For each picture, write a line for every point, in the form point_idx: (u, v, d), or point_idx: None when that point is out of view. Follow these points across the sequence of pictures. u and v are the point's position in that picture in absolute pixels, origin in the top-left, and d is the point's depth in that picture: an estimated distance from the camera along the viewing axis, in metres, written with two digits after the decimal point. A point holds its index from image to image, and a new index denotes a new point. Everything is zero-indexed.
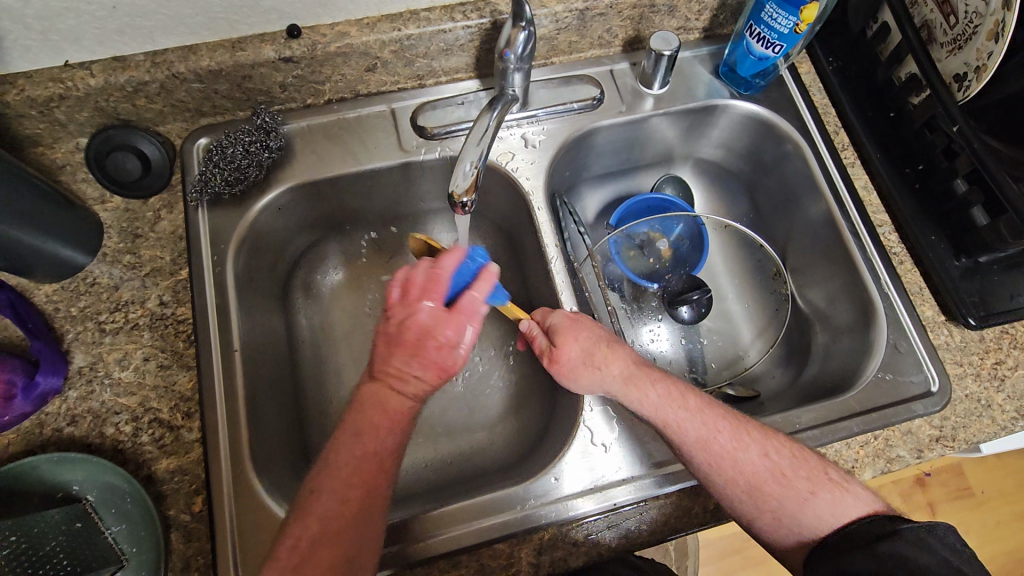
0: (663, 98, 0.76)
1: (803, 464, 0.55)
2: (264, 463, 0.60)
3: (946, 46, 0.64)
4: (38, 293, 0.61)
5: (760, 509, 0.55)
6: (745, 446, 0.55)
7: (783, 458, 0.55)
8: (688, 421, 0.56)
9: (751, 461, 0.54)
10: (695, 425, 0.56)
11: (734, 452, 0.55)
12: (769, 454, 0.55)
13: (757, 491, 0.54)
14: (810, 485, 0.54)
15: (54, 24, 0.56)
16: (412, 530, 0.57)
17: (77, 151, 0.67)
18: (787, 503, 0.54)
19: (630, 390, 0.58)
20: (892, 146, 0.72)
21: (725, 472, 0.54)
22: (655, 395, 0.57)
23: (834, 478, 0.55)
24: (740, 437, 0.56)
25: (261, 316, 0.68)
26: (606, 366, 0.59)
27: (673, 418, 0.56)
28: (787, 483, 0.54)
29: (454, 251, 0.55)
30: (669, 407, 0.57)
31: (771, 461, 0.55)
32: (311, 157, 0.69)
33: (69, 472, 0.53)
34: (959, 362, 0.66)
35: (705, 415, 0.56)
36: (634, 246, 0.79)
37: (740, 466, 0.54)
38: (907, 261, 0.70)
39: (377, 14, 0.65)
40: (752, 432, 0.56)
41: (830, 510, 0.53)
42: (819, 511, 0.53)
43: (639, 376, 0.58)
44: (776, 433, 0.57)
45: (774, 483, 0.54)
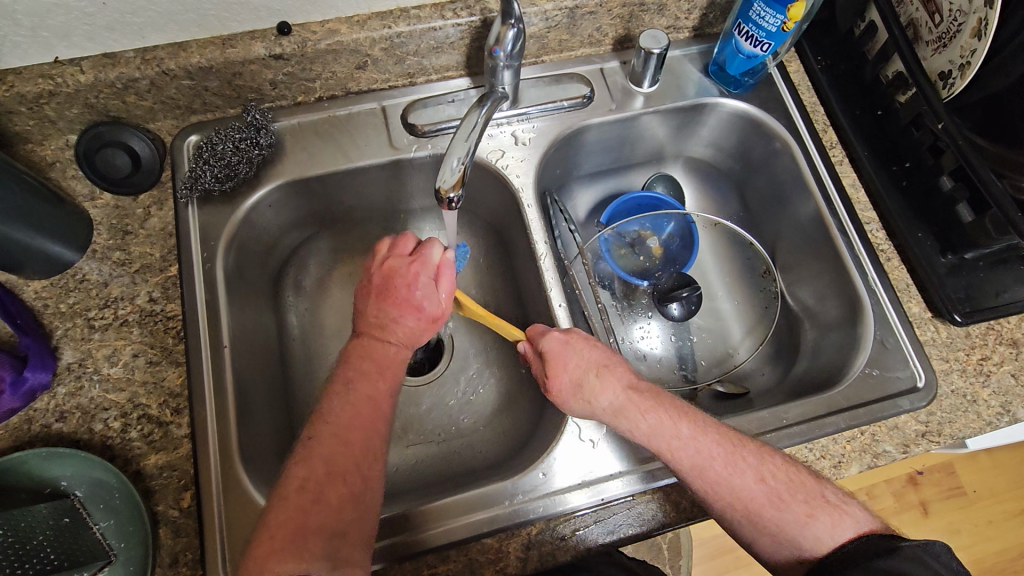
0: (653, 96, 0.76)
1: (800, 487, 0.55)
2: (254, 460, 0.60)
3: (931, 44, 0.64)
4: (27, 290, 0.61)
5: (756, 530, 0.55)
6: (739, 471, 0.54)
7: (779, 482, 0.54)
8: (682, 450, 0.55)
9: (746, 486, 0.54)
10: (689, 454, 0.55)
11: (730, 479, 0.54)
12: (764, 479, 0.54)
13: (753, 516, 0.54)
14: (807, 508, 0.53)
15: (43, 21, 0.56)
16: (401, 526, 0.57)
17: (67, 148, 0.67)
18: (785, 525, 0.53)
19: (621, 422, 0.57)
20: (880, 143, 0.73)
21: (720, 498, 0.54)
22: (646, 425, 0.56)
23: (832, 501, 0.54)
24: (736, 463, 0.55)
25: (252, 313, 0.69)
26: (595, 398, 0.58)
27: (666, 446, 0.56)
28: (784, 507, 0.54)
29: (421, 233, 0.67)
30: (660, 436, 0.56)
31: (767, 485, 0.54)
32: (302, 155, 0.69)
33: (57, 467, 0.53)
34: (945, 358, 0.66)
35: (698, 442, 0.55)
36: (625, 245, 0.80)
37: (735, 492, 0.54)
38: (894, 258, 0.70)
39: (367, 12, 0.65)
40: (748, 456, 0.55)
41: (829, 533, 0.53)
42: (818, 534, 0.53)
43: (630, 406, 0.57)
44: (772, 451, 0.57)
45: (771, 507, 0.54)
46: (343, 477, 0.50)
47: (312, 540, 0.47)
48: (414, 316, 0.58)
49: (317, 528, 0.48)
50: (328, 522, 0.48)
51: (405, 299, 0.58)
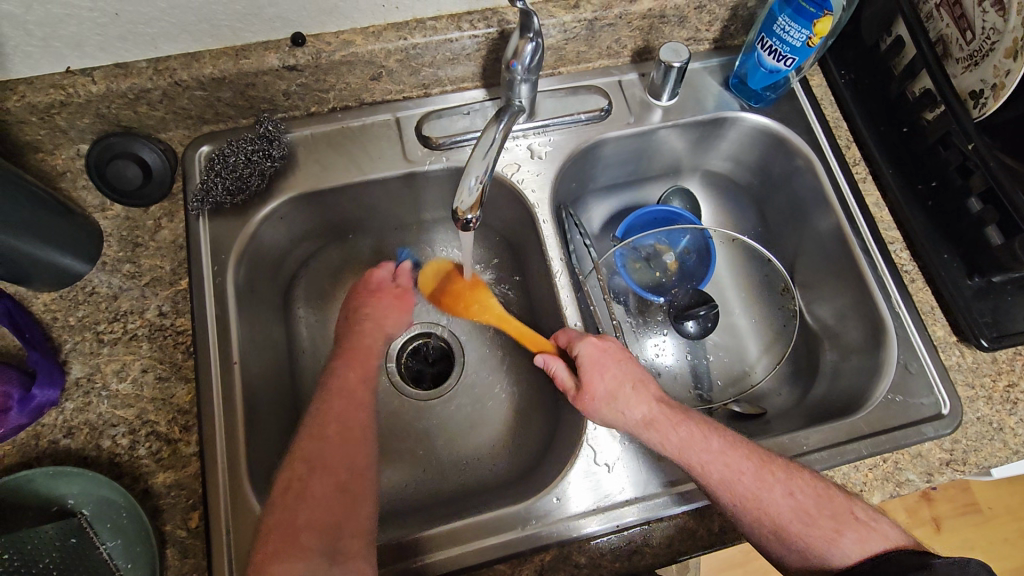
0: (671, 110, 0.75)
1: (828, 502, 0.54)
2: (265, 479, 0.59)
3: (962, 61, 0.63)
4: (37, 301, 0.61)
5: (783, 545, 0.54)
6: (769, 486, 0.54)
7: (809, 498, 0.54)
8: (712, 464, 0.55)
9: (776, 500, 0.53)
10: (720, 468, 0.54)
11: (760, 495, 0.53)
12: (794, 493, 0.54)
13: (782, 532, 0.54)
14: (836, 524, 0.53)
15: (55, 30, 0.55)
16: (411, 550, 0.56)
17: (78, 157, 0.66)
18: (812, 541, 0.53)
19: (651, 435, 0.57)
20: (906, 161, 0.71)
21: (748, 513, 0.54)
22: (677, 439, 0.56)
23: (860, 518, 0.54)
24: (766, 479, 0.54)
25: (263, 327, 0.68)
26: (628, 409, 0.58)
27: (697, 460, 0.55)
28: (809, 521, 0.53)
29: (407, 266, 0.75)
30: (692, 449, 0.56)
31: (795, 499, 0.53)
32: (315, 166, 0.68)
33: (64, 485, 0.52)
34: (970, 384, 0.64)
35: (729, 456, 0.55)
36: (640, 258, 0.78)
37: (766, 508, 0.53)
38: (918, 279, 0.69)
39: (383, 23, 0.64)
40: (776, 471, 0.55)
41: (856, 548, 0.52)
42: (845, 550, 0.52)
43: (661, 420, 0.58)
44: (800, 470, 0.55)
45: (799, 521, 0.53)
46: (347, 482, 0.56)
47: (304, 537, 0.51)
48: (378, 297, 0.71)
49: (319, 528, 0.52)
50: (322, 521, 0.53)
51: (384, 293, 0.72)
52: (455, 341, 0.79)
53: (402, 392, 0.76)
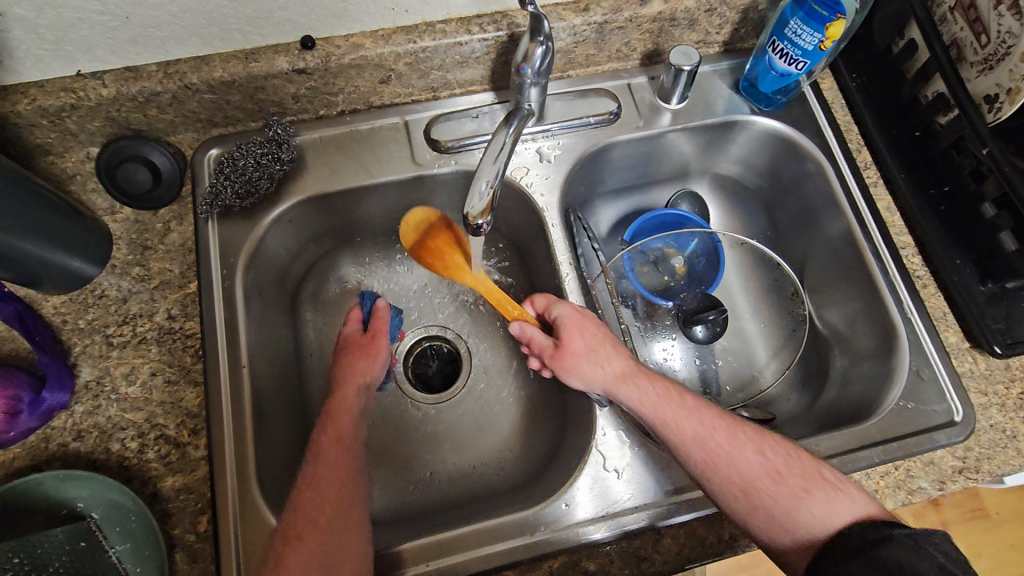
0: (680, 113, 0.74)
1: (798, 463, 0.54)
2: (273, 483, 0.59)
3: (977, 65, 0.62)
4: (47, 304, 0.61)
5: (755, 509, 0.53)
6: (739, 443, 0.55)
7: (778, 456, 0.54)
8: (687, 422, 0.56)
9: (746, 457, 0.54)
10: (692, 424, 0.56)
11: (730, 451, 0.54)
12: (763, 451, 0.54)
13: (753, 492, 0.53)
14: (805, 483, 0.53)
15: (66, 34, 0.55)
16: (420, 555, 0.56)
17: (88, 160, 0.66)
18: (782, 501, 0.52)
19: (627, 392, 0.58)
20: (919, 165, 0.70)
21: (719, 472, 0.54)
22: (652, 395, 0.58)
23: (831, 479, 0.53)
24: (736, 436, 0.55)
25: (271, 330, 0.68)
26: (604, 364, 0.59)
27: (671, 416, 0.56)
28: (780, 481, 0.53)
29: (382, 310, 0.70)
30: (665, 404, 0.57)
31: (764, 458, 0.54)
32: (324, 170, 0.68)
33: (74, 489, 0.52)
34: (983, 391, 0.64)
35: (701, 413, 0.56)
36: (648, 262, 0.78)
37: (736, 463, 0.54)
38: (930, 284, 0.68)
39: (392, 26, 0.64)
40: (746, 430, 0.56)
41: (826, 509, 0.51)
42: (815, 509, 0.52)
43: (636, 376, 0.59)
44: (771, 436, 0.56)
45: (769, 480, 0.53)
46: (353, 495, 0.55)
47: (310, 547, 0.50)
48: (348, 352, 0.66)
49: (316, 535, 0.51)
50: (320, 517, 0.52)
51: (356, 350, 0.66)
52: (463, 344, 0.78)
53: (409, 395, 0.75)
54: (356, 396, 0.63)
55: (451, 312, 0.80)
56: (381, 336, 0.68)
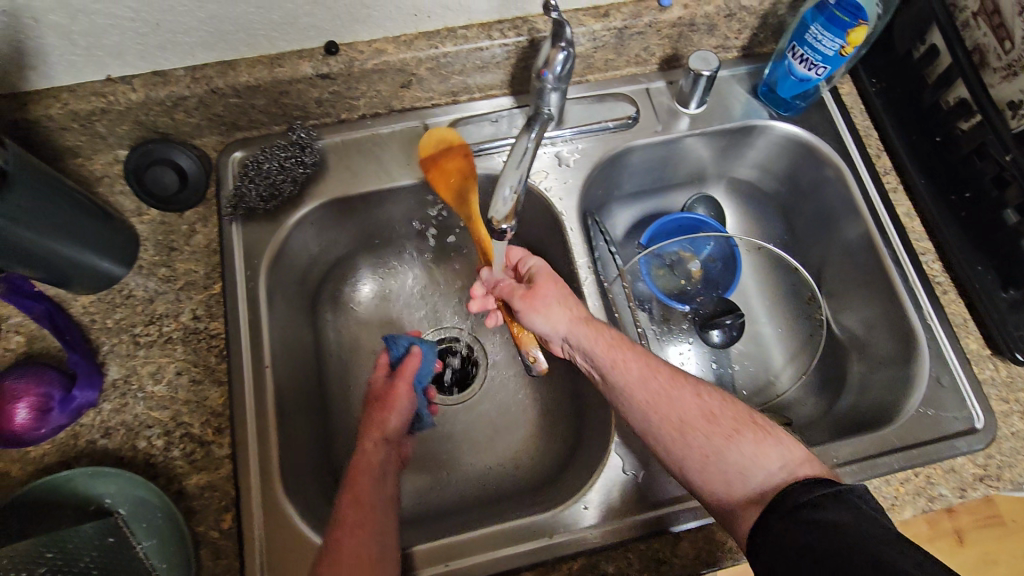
0: (698, 118, 0.74)
1: (733, 409, 0.55)
2: (296, 482, 0.60)
3: (999, 71, 0.62)
4: (75, 304, 0.62)
5: (687, 448, 0.53)
6: (679, 386, 0.55)
7: (715, 400, 0.55)
8: (631, 362, 0.57)
9: (685, 399, 0.54)
10: (638, 365, 0.57)
11: (670, 392, 0.55)
12: (701, 394, 0.55)
13: (687, 431, 0.53)
14: (735, 426, 0.53)
15: (98, 40, 0.56)
16: (440, 555, 0.57)
17: (115, 163, 0.67)
18: (712, 442, 0.52)
19: (579, 333, 0.59)
20: (939, 171, 0.70)
21: (657, 411, 0.54)
22: (604, 337, 0.58)
23: (764, 425, 0.53)
24: (677, 381, 0.56)
25: (292, 330, 0.69)
26: (563, 305, 0.61)
27: (618, 357, 0.57)
28: (717, 422, 0.53)
29: (412, 356, 0.65)
30: (615, 346, 0.58)
31: (703, 400, 0.55)
32: (345, 173, 0.69)
33: (102, 485, 0.53)
34: (1004, 399, 0.64)
35: (646, 358, 0.57)
36: (663, 265, 0.78)
37: (672, 403, 0.54)
38: (951, 291, 0.68)
39: (414, 31, 0.64)
40: (688, 377, 0.57)
41: (753, 449, 0.51)
42: (743, 450, 0.51)
43: (588, 320, 0.60)
44: (711, 385, 0.57)
45: (704, 421, 0.53)
46: (383, 495, 0.55)
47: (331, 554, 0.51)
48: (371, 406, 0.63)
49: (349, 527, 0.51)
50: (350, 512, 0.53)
51: (381, 402, 0.63)
52: (479, 346, 0.79)
53: None
54: (374, 449, 0.59)
55: (467, 314, 0.80)
56: (405, 384, 0.63)
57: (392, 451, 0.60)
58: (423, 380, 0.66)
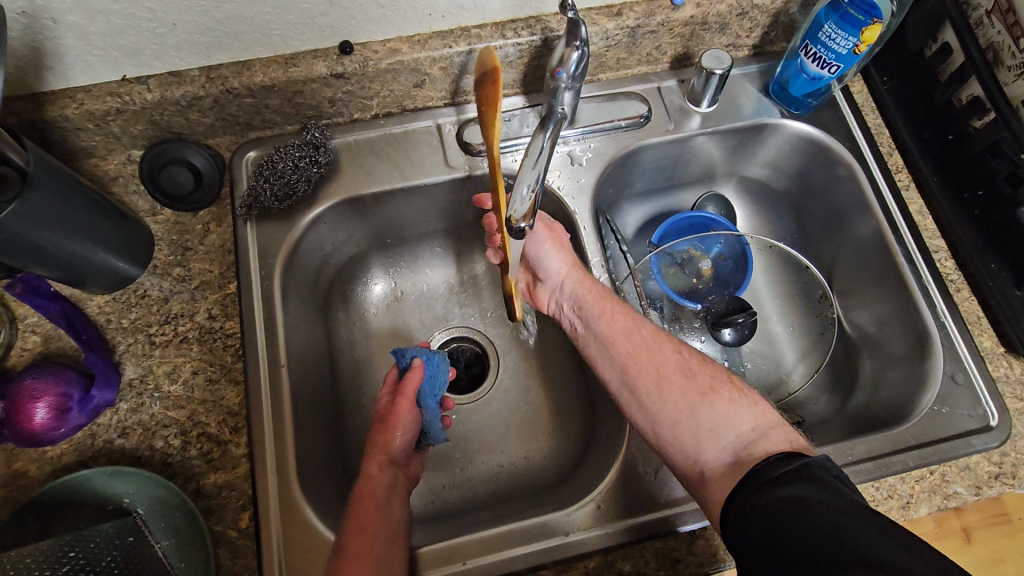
0: (710, 116, 0.74)
1: (712, 369, 0.60)
2: (312, 482, 0.60)
3: (1014, 69, 0.62)
4: (91, 304, 0.62)
5: (663, 396, 0.58)
6: (662, 344, 0.61)
7: (695, 359, 0.60)
8: (617, 316, 0.63)
9: (665, 353, 0.60)
10: (623, 318, 0.63)
11: (652, 345, 0.61)
12: (681, 352, 0.61)
13: (665, 380, 0.58)
14: (713, 385, 0.58)
15: (115, 40, 0.56)
16: (457, 553, 0.57)
17: (130, 163, 0.68)
18: (688, 393, 0.57)
19: (571, 285, 0.65)
20: (950, 170, 0.70)
21: (637, 359, 0.60)
22: (594, 290, 0.64)
23: (741, 389, 0.58)
24: (660, 339, 0.62)
25: (307, 329, 0.69)
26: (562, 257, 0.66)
27: (606, 309, 0.63)
28: (694, 376, 0.58)
29: (414, 375, 0.63)
30: (603, 299, 0.64)
31: (682, 357, 0.60)
32: (358, 172, 0.69)
33: (120, 485, 0.53)
34: (1019, 397, 0.64)
35: (634, 316, 0.64)
36: (674, 264, 0.78)
37: (653, 355, 0.60)
38: (964, 289, 0.68)
39: (428, 31, 0.65)
40: (671, 338, 0.62)
41: (726, 405, 0.56)
42: (716, 406, 0.56)
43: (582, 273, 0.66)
44: (691, 348, 0.62)
45: (683, 375, 0.59)
46: (393, 522, 0.55)
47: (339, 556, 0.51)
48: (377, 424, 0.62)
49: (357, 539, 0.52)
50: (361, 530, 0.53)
51: (386, 421, 0.61)
52: (491, 346, 0.79)
53: None
54: (380, 473, 0.58)
55: (479, 313, 0.80)
56: (403, 403, 0.62)
57: (399, 472, 0.60)
58: (434, 392, 0.65)
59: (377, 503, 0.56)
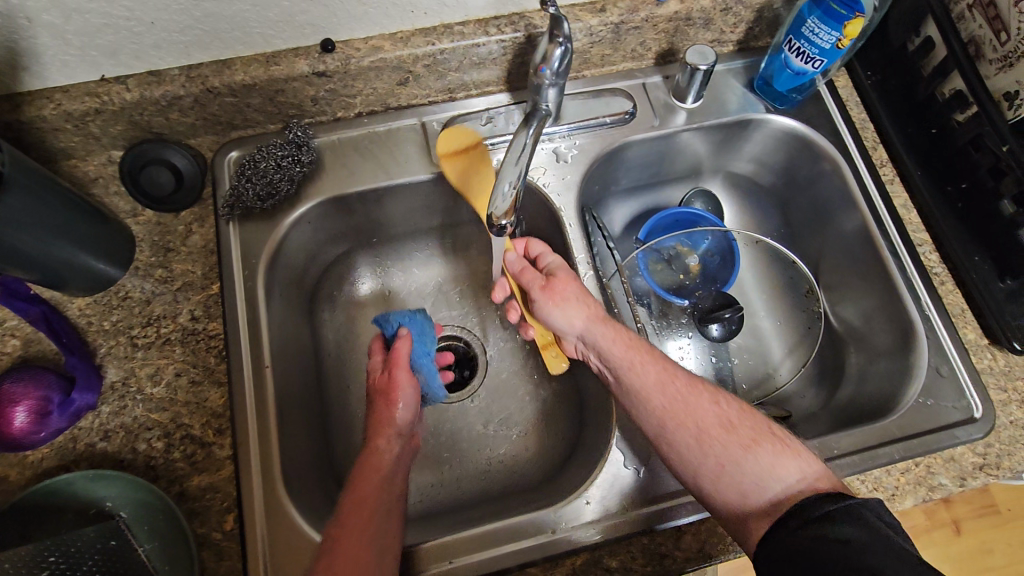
0: (695, 112, 0.74)
1: (751, 417, 0.54)
2: (298, 483, 0.60)
3: (995, 63, 0.63)
4: (71, 307, 0.62)
5: (704, 455, 0.53)
6: (698, 393, 0.55)
7: (733, 408, 0.55)
8: (647, 366, 0.57)
9: (702, 406, 0.54)
10: (655, 370, 0.56)
11: (688, 398, 0.55)
12: (719, 401, 0.55)
13: (705, 438, 0.53)
14: (754, 435, 0.53)
15: (92, 40, 0.56)
16: (447, 553, 0.57)
17: (110, 164, 0.67)
18: (731, 449, 0.52)
19: (592, 335, 0.59)
20: (934, 163, 0.71)
21: (674, 414, 0.54)
22: (620, 338, 0.58)
23: (782, 436, 0.53)
24: (696, 387, 0.56)
25: (291, 329, 0.68)
26: (584, 303, 0.60)
27: (635, 359, 0.57)
28: (736, 431, 0.53)
29: (403, 341, 0.64)
30: (632, 348, 0.58)
31: (721, 409, 0.54)
32: (342, 171, 0.69)
33: (103, 488, 0.53)
34: (1003, 388, 0.64)
35: (665, 362, 0.57)
36: (661, 260, 0.79)
37: (690, 410, 0.54)
38: (949, 281, 0.69)
39: (411, 28, 0.64)
40: (705, 385, 0.56)
41: (771, 460, 0.51)
42: (761, 460, 0.51)
43: (603, 321, 0.59)
44: (728, 393, 0.56)
45: (721, 429, 0.53)
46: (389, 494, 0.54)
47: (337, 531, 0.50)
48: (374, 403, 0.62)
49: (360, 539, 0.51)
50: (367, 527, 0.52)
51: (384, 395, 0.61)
52: (478, 344, 0.79)
53: None
54: (386, 447, 0.58)
55: (466, 311, 0.80)
56: (399, 370, 0.62)
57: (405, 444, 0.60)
58: (427, 348, 0.66)
59: (378, 479, 0.55)
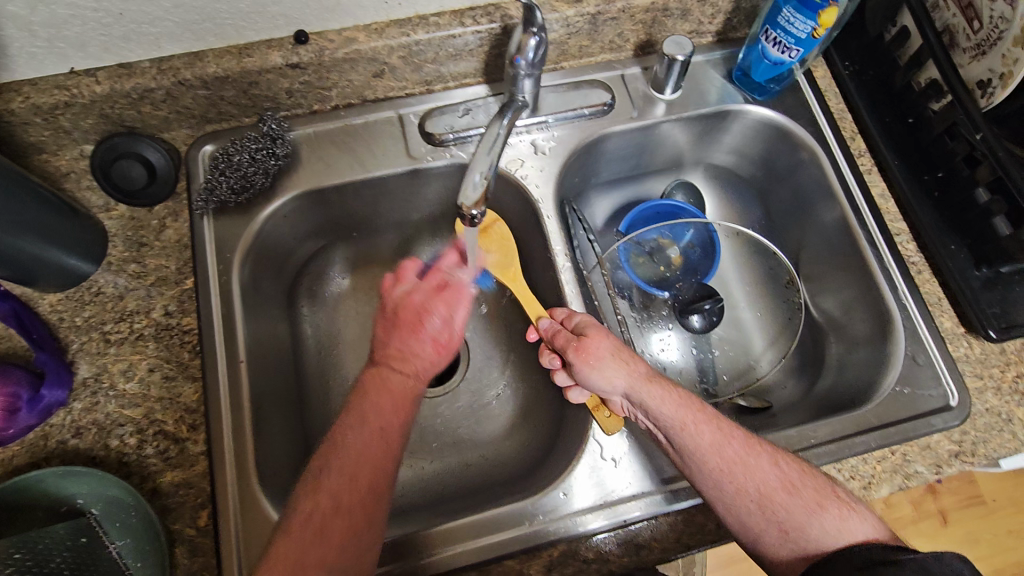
0: (674, 104, 0.74)
1: (810, 477, 0.54)
2: (273, 479, 0.59)
3: (969, 51, 0.63)
4: (42, 303, 0.61)
5: (765, 519, 0.52)
6: (756, 453, 0.54)
7: (793, 470, 0.54)
8: (702, 428, 0.55)
9: (761, 468, 0.53)
10: (710, 430, 0.55)
11: (748, 460, 0.53)
12: (778, 462, 0.54)
13: (766, 502, 0.52)
14: (817, 497, 0.52)
15: (60, 31, 0.55)
16: (427, 546, 0.56)
17: (82, 158, 0.66)
18: (793, 512, 0.52)
19: (641, 397, 0.56)
20: (911, 153, 0.71)
21: (732, 477, 0.53)
22: (671, 399, 0.56)
23: (842, 497, 0.53)
24: (754, 448, 0.54)
25: (267, 324, 0.68)
26: (632, 364, 0.58)
27: (689, 420, 0.55)
28: (797, 494, 0.52)
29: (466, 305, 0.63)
30: (686, 408, 0.56)
31: (781, 470, 0.53)
32: (318, 164, 0.68)
33: (73, 486, 0.52)
34: (979, 375, 0.65)
35: (720, 421, 0.56)
36: (642, 253, 0.78)
37: (750, 473, 0.53)
38: (925, 270, 0.69)
39: (385, 20, 0.64)
40: (762, 445, 0.55)
41: (837, 525, 0.51)
42: (826, 524, 0.51)
43: (652, 381, 0.57)
44: (783, 450, 0.56)
45: (782, 492, 0.52)
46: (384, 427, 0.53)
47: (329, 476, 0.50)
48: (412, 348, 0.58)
49: (345, 518, 0.48)
50: (351, 502, 0.49)
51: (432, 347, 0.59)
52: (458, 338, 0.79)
53: None
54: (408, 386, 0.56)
55: None
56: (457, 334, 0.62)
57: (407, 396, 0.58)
58: None
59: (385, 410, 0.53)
